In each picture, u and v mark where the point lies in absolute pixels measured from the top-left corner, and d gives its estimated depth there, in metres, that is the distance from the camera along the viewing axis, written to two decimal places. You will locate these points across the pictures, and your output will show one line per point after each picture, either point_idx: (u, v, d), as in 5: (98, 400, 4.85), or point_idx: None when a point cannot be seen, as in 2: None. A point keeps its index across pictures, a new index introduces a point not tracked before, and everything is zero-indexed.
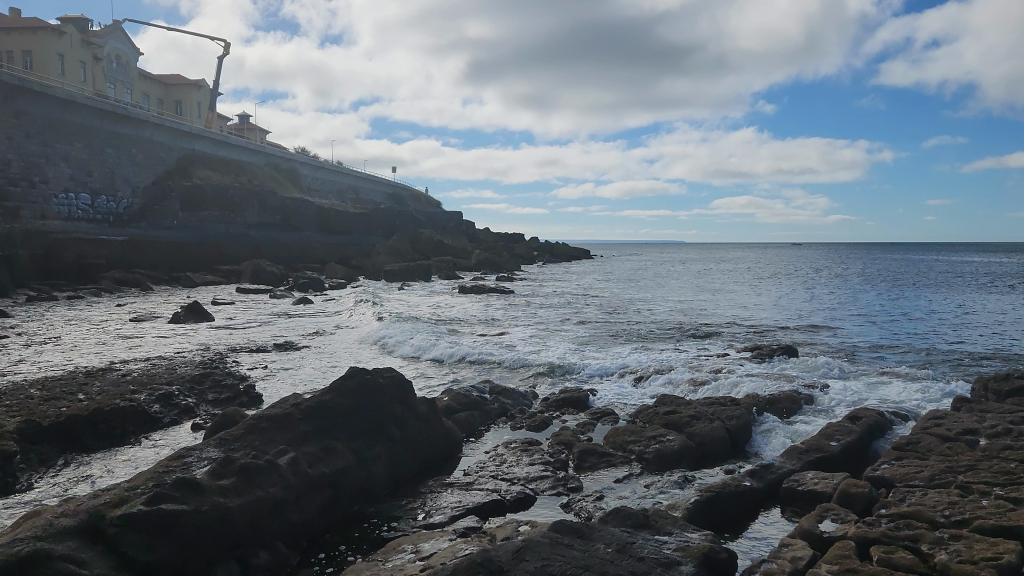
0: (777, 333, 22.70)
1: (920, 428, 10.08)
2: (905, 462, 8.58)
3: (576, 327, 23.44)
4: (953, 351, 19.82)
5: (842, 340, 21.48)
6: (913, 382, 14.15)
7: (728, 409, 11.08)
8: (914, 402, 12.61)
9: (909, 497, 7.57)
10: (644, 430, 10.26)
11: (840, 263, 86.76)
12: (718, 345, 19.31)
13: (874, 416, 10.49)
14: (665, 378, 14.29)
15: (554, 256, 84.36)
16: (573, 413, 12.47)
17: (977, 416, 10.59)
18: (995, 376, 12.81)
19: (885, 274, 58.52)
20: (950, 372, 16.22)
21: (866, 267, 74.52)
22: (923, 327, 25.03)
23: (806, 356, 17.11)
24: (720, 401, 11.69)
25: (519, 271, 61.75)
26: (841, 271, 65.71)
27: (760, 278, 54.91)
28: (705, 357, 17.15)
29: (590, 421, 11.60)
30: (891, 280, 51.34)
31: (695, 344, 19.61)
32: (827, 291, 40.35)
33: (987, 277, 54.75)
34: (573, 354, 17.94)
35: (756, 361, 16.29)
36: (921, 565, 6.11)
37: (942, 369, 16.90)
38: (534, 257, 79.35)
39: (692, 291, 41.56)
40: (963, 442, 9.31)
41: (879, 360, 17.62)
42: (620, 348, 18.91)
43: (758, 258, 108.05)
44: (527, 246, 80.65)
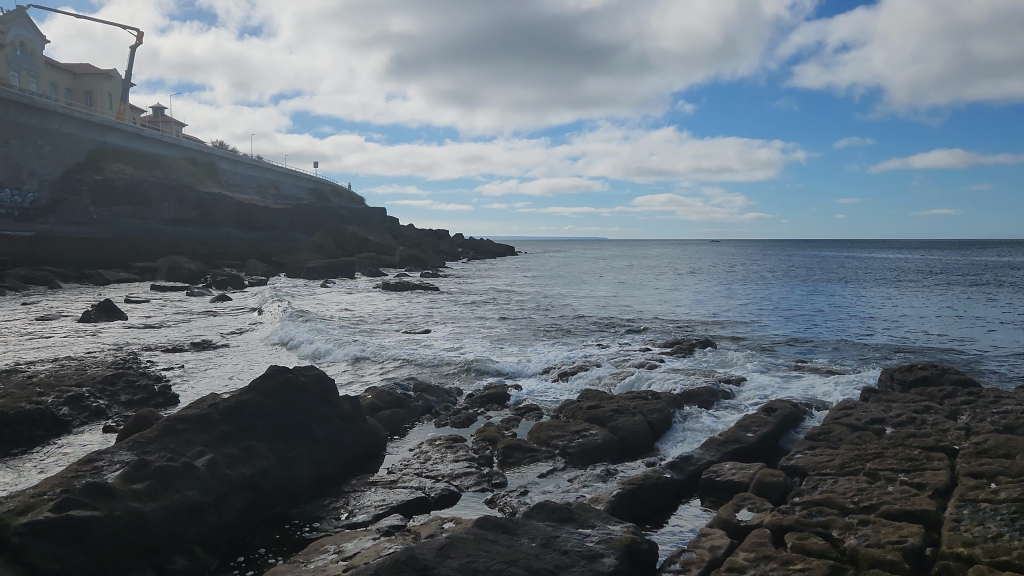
0: (697, 328, 23.23)
1: (831, 418, 10.47)
2: (817, 451, 8.91)
3: (501, 324, 23.50)
4: (861, 344, 20.66)
5: (757, 334, 22.13)
6: (824, 374, 14.70)
7: (650, 403, 11.30)
8: (825, 393, 13.10)
9: (821, 484, 7.86)
10: (569, 425, 10.36)
11: (757, 260, 89.15)
12: (639, 341, 19.65)
13: (788, 407, 10.87)
14: (589, 373, 14.46)
15: (479, 253, 84.31)
16: (497, 409, 12.51)
17: (883, 405, 11.07)
18: (900, 367, 13.42)
19: (799, 271, 60.50)
20: (859, 365, 16.91)
21: (781, 263, 76.92)
22: (834, 321, 26.04)
23: (725, 350, 17.56)
24: (642, 395, 11.90)
25: (445, 268, 61.50)
26: (757, 268, 67.06)
27: (681, 274, 56.09)
28: (628, 352, 17.42)
29: (514, 417, 11.64)
30: (805, 276, 53.17)
31: (617, 340, 19.89)
32: (744, 287, 41.50)
33: (893, 273, 57.24)
34: (498, 351, 17.98)
35: (676, 355, 16.64)
36: (831, 550, 6.35)
37: (851, 361, 17.60)
38: (460, 254, 79.15)
39: (615, 287, 42.18)
40: (871, 431, 9.71)
41: (792, 354, 18.23)
42: (544, 344, 19.04)
43: (678, 255, 109.99)
44: (453, 243, 80.39)
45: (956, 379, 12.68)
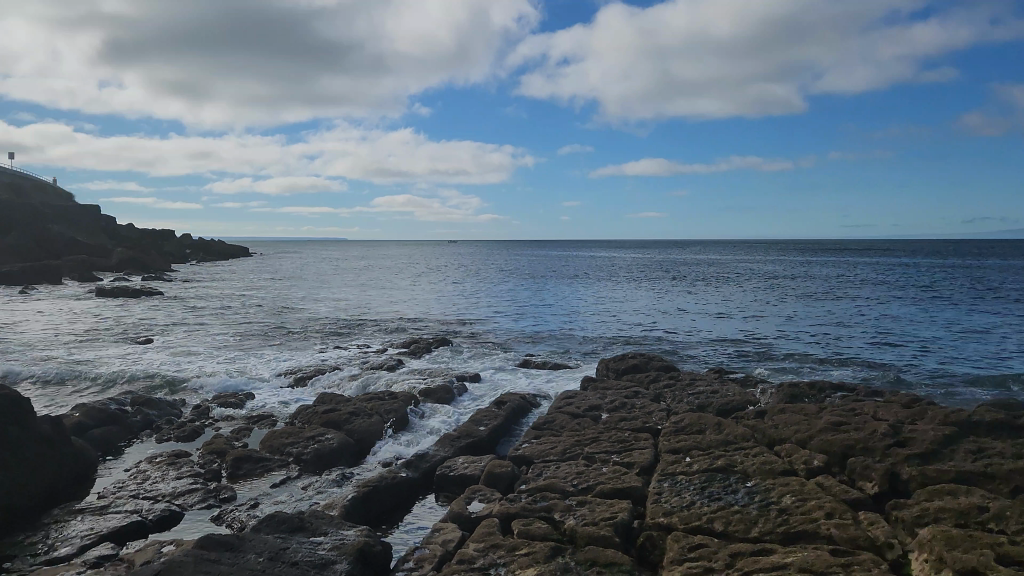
0: (435, 328, 23.71)
1: (555, 407, 11.20)
2: (542, 440, 9.48)
3: (232, 329, 22.32)
4: (583, 337, 22.33)
5: (492, 331, 23.07)
6: (550, 366, 15.70)
7: (386, 404, 11.35)
8: (550, 385, 13.99)
9: (544, 471, 8.37)
10: (302, 431, 10.10)
11: (493, 259, 92.79)
12: (378, 342, 19.59)
13: (517, 400, 11.47)
14: (325, 377, 14.19)
15: (209, 254, 79.36)
16: (227, 419, 11.86)
17: (600, 393, 12.05)
18: (614, 357, 14.68)
19: (530, 269, 63.94)
20: (581, 356, 18.26)
21: (515, 262, 80.80)
22: (561, 316, 27.91)
23: (460, 348, 18.11)
24: (378, 396, 11.91)
25: (170, 271, 57.18)
26: (494, 267, 70.03)
27: (421, 274, 56.87)
28: (365, 353, 17.35)
29: (245, 426, 11.13)
30: (536, 274, 56.34)
31: (355, 342, 19.68)
32: (480, 286, 43.06)
33: (612, 270, 62.41)
34: (228, 358, 17.07)
35: (413, 355, 16.86)
36: (553, 532, 6.79)
37: (574, 353, 18.96)
38: (187, 256, 73.96)
39: (354, 288, 41.77)
40: (589, 417, 10.53)
41: (522, 349, 19.25)
42: (279, 349, 18.40)
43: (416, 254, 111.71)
44: (179, 244, 74.87)
45: (660, 365, 14.14)
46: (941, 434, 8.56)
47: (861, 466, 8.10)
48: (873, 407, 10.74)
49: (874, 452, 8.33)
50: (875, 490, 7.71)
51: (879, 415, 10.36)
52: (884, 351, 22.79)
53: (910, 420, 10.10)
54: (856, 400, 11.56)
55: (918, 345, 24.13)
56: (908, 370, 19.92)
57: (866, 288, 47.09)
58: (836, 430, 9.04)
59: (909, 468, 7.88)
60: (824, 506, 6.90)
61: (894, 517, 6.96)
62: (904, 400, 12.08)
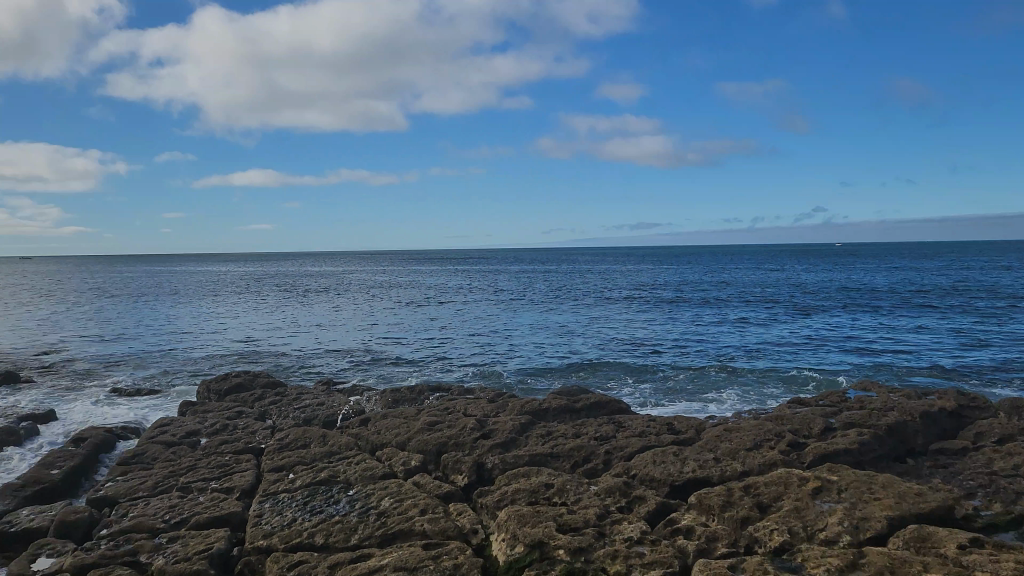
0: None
1: (146, 437, 10.30)
2: (129, 476, 8.66)
3: None
4: (185, 359, 20.96)
5: (73, 359, 20.54)
6: (143, 393, 14.47)
7: None
8: (143, 415, 12.90)
9: (131, 510, 7.64)
10: None
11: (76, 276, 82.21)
12: None
13: (99, 435, 10.33)
14: None
15: None
16: None
17: (199, 417, 11.41)
18: (215, 376, 14.00)
19: (123, 288, 58.04)
20: (180, 380, 17.12)
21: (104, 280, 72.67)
22: (160, 337, 25.95)
23: (30, 382, 15.80)
24: None
25: None
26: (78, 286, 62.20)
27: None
28: None
29: None
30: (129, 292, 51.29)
31: None
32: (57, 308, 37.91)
33: (217, 285, 59.37)
34: None
35: None
36: None
37: (173, 377, 17.70)
38: None
39: None
40: (186, 444, 9.91)
41: (111, 377, 17.46)
42: None
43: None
44: None
45: (265, 381, 13.88)
46: (520, 424, 10.70)
47: (452, 461, 9.32)
48: (465, 405, 12.45)
49: (464, 448, 9.67)
50: (465, 482, 8.93)
51: (470, 411, 12.07)
52: (479, 351, 25.18)
53: (494, 412, 12.36)
54: (454, 398, 13.14)
55: (507, 344, 27.11)
56: (499, 366, 22.31)
57: (465, 293, 51.14)
58: (434, 430, 10.27)
59: (491, 458, 9.30)
60: (419, 502, 7.40)
61: (478, 505, 7.97)
62: (491, 396, 14.24)
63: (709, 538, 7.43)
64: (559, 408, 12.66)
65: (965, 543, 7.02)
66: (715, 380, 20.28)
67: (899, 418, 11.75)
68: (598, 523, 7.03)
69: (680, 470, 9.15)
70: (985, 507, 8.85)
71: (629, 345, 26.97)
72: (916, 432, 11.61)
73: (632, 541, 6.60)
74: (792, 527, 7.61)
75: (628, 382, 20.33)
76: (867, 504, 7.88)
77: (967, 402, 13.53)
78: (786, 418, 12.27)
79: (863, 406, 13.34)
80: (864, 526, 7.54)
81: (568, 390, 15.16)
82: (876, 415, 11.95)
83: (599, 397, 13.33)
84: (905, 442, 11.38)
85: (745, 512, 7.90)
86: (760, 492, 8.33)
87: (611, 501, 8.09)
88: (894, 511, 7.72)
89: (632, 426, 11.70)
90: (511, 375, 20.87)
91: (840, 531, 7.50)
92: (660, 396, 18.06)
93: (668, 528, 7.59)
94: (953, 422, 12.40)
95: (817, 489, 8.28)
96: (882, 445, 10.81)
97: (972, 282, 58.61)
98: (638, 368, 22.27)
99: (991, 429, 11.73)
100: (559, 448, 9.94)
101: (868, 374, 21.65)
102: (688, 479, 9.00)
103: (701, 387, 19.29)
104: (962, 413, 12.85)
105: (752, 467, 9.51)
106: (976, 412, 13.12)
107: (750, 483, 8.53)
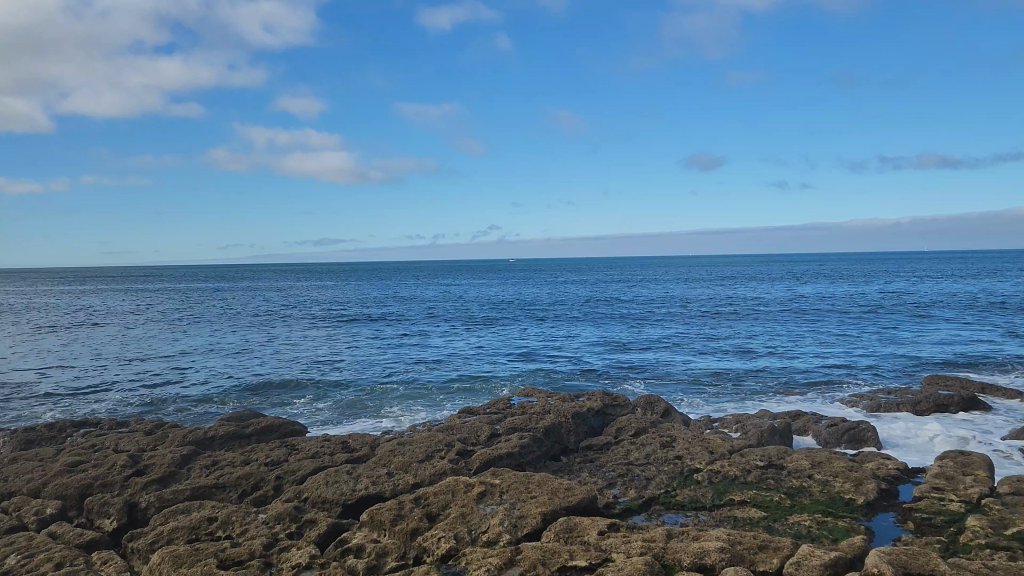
0: None
1: None
2: None
3: None
4: None
5: None
6: None
7: None
8: None
9: None
10: None
11: None
12: None
13: None
14: None
15: None
16: None
17: None
18: None
19: None
20: None
21: None
22: None
23: None
24: None
25: None
26: None
27: None
28: None
29: None
30: None
31: None
32: None
33: None
34: None
35: None
36: None
37: None
38: None
39: None
40: None
41: None
42: None
43: None
44: None
45: None
46: (178, 458, 10.65)
47: (98, 504, 9.15)
48: (116, 440, 11.99)
49: (113, 488, 9.59)
50: (114, 525, 8.85)
51: (121, 446, 11.66)
52: (143, 380, 23.13)
53: (151, 446, 11.67)
54: (103, 435, 12.60)
55: (175, 369, 25.22)
56: (167, 395, 20.72)
57: (126, 315, 46.56)
58: (77, 474, 10.03)
59: (145, 497, 9.34)
60: (53, 557, 7.28)
61: (130, 549, 8.08)
62: (148, 427, 13.43)
63: (379, 553, 7.59)
64: (227, 435, 12.20)
65: (604, 529, 7.83)
66: (395, 395, 20.73)
67: (555, 420, 12.81)
68: (263, 553, 7.60)
69: (353, 489, 9.45)
70: (622, 494, 9.95)
71: (311, 364, 26.54)
72: (568, 431, 12.77)
73: (300, 567, 7.29)
74: (458, 533, 7.93)
75: (308, 401, 20.00)
76: (524, 503, 8.51)
77: (610, 401, 15.24)
78: (455, 428, 12.81)
79: (524, 410, 14.38)
80: (522, 523, 8.07)
81: (236, 414, 14.57)
82: (535, 419, 12.94)
83: (267, 421, 13.12)
84: (559, 442, 12.45)
85: (415, 523, 8.16)
86: (429, 502, 8.68)
87: (280, 528, 8.30)
88: (547, 506, 8.37)
89: (306, 447, 11.65)
90: (179, 405, 19.48)
91: (500, 531, 7.94)
92: (340, 415, 18.02)
93: (337, 551, 7.67)
94: (599, 419, 13.86)
95: (482, 493, 8.80)
96: (539, 446, 11.73)
97: (618, 294, 66.36)
98: (318, 387, 22.01)
99: (629, 425, 13.24)
100: (226, 477, 10.00)
101: (533, 380, 23.56)
102: (361, 497, 9.31)
103: (380, 402, 19.59)
104: (606, 412, 14.44)
105: (424, 477, 9.91)
106: (618, 409, 14.81)
107: (420, 494, 8.88)
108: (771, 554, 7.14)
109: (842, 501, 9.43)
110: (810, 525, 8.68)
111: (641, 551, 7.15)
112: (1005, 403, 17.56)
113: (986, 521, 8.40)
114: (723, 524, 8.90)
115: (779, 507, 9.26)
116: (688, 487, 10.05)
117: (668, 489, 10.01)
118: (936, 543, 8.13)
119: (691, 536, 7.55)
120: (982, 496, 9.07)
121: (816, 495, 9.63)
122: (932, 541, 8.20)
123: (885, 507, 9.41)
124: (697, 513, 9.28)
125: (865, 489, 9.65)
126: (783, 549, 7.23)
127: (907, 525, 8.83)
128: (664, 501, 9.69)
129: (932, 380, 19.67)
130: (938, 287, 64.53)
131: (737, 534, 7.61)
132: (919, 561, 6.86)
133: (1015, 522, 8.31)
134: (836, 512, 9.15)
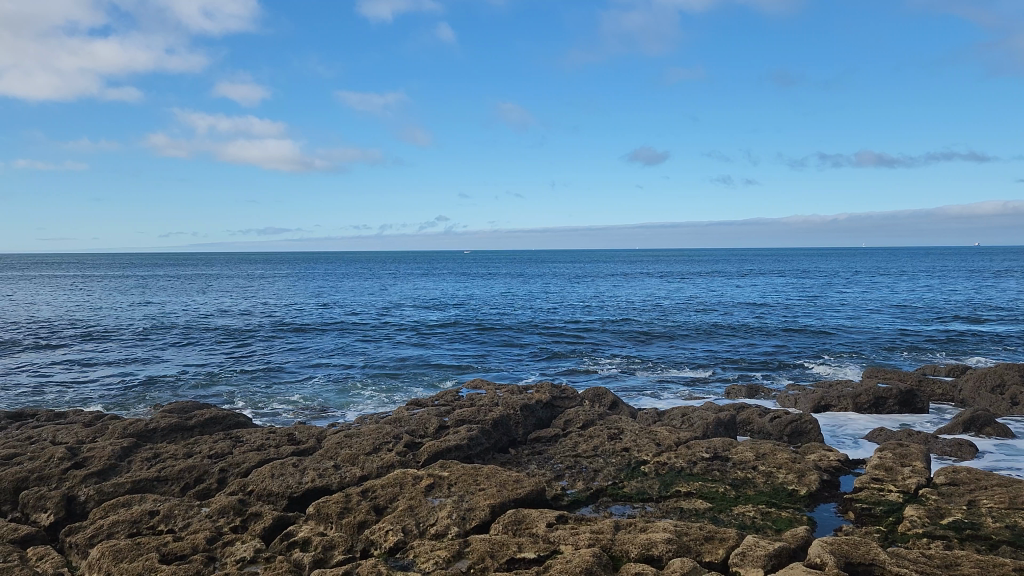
0: None
1: None
2: None
3: None
4: None
5: None
6: None
7: None
8: None
9: None
10: None
11: None
12: None
13: None
14: None
15: None
16: None
17: None
18: None
19: None
20: None
21: None
22: None
23: None
24: None
25: None
26: None
27: None
28: None
29: None
30: None
31: None
32: None
33: None
34: None
35: None
36: None
37: None
38: None
39: None
40: None
41: None
42: None
43: None
44: None
45: None
46: (118, 450, 10.33)
47: (35, 497, 8.87)
48: (53, 431, 11.63)
49: (49, 482, 9.31)
50: (51, 520, 8.57)
51: (60, 438, 11.32)
52: (78, 370, 22.41)
53: (90, 437, 11.36)
54: (39, 427, 12.19)
55: (111, 359, 24.45)
56: (103, 386, 20.09)
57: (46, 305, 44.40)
58: (13, 466, 9.75)
59: (84, 490, 9.09)
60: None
61: (68, 544, 7.82)
62: (87, 418, 13.09)
63: (326, 547, 7.49)
64: (169, 427, 11.93)
65: (552, 521, 7.88)
66: (340, 387, 20.42)
67: (503, 412, 12.82)
68: (207, 548, 7.45)
69: (298, 482, 9.34)
70: (571, 486, 10.03)
71: (251, 355, 25.87)
72: (516, 424, 12.82)
73: (244, 561, 7.18)
74: (406, 526, 7.90)
75: (250, 392, 19.62)
76: (473, 495, 8.51)
77: (558, 394, 15.32)
78: (402, 421, 12.68)
79: (473, 402, 14.35)
80: (470, 516, 8.07)
81: (178, 404, 14.26)
82: (483, 411, 12.90)
83: (211, 412, 12.86)
84: (508, 434, 12.48)
85: (362, 516, 8.13)
86: (377, 495, 8.63)
87: (224, 522, 8.17)
88: (495, 499, 8.38)
89: (250, 440, 11.47)
90: (120, 396, 18.89)
91: (448, 524, 7.92)
92: (284, 407, 17.72)
93: (283, 545, 7.59)
94: (547, 411, 13.90)
95: (430, 486, 8.78)
96: (487, 438, 11.74)
97: (560, 287, 66.44)
98: (261, 378, 21.53)
99: (577, 417, 13.35)
100: (168, 470, 9.78)
101: (481, 372, 23.52)
102: (307, 490, 9.21)
103: (327, 394, 19.35)
104: (554, 405, 14.52)
105: (372, 470, 9.86)
106: (566, 402, 14.88)
107: (368, 488, 8.81)
108: (716, 545, 7.27)
109: (786, 492, 9.66)
110: (755, 516, 8.87)
111: (588, 543, 7.21)
112: (938, 399, 18.15)
113: (923, 510, 8.68)
114: (669, 515, 9.03)
115: (724, 499, 9.42)
116: (635, 480, 10.16)
117: (615, 482, 10.11)
118: (875, 532, 8.40)
119: (639, 527, 7.64)
120: (920, 486, 9.36)
121: (761, 486, 9.83)
122: (872, 531, 8.44)
123: (827, 498, 9.67)
124: (644, 505, 9.39)
125: (808, 480, 9.90)
126: (729, 540, 7.37)
127: (848, 515, 9.09)
128: (611, 493, 9.79)
129: (870, 375, 20.25)
130: (866, 283, 66.58)
131: (683, 526, 7.73)
132: (860, 550, 7.07)
133: (950, 511, 8.60)
134: (779, 503, 9.36)
